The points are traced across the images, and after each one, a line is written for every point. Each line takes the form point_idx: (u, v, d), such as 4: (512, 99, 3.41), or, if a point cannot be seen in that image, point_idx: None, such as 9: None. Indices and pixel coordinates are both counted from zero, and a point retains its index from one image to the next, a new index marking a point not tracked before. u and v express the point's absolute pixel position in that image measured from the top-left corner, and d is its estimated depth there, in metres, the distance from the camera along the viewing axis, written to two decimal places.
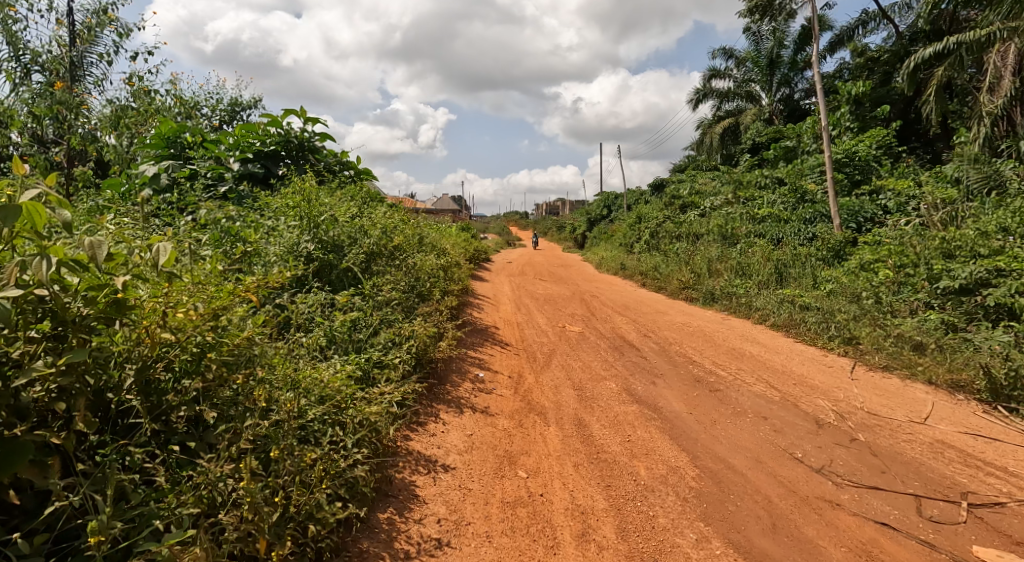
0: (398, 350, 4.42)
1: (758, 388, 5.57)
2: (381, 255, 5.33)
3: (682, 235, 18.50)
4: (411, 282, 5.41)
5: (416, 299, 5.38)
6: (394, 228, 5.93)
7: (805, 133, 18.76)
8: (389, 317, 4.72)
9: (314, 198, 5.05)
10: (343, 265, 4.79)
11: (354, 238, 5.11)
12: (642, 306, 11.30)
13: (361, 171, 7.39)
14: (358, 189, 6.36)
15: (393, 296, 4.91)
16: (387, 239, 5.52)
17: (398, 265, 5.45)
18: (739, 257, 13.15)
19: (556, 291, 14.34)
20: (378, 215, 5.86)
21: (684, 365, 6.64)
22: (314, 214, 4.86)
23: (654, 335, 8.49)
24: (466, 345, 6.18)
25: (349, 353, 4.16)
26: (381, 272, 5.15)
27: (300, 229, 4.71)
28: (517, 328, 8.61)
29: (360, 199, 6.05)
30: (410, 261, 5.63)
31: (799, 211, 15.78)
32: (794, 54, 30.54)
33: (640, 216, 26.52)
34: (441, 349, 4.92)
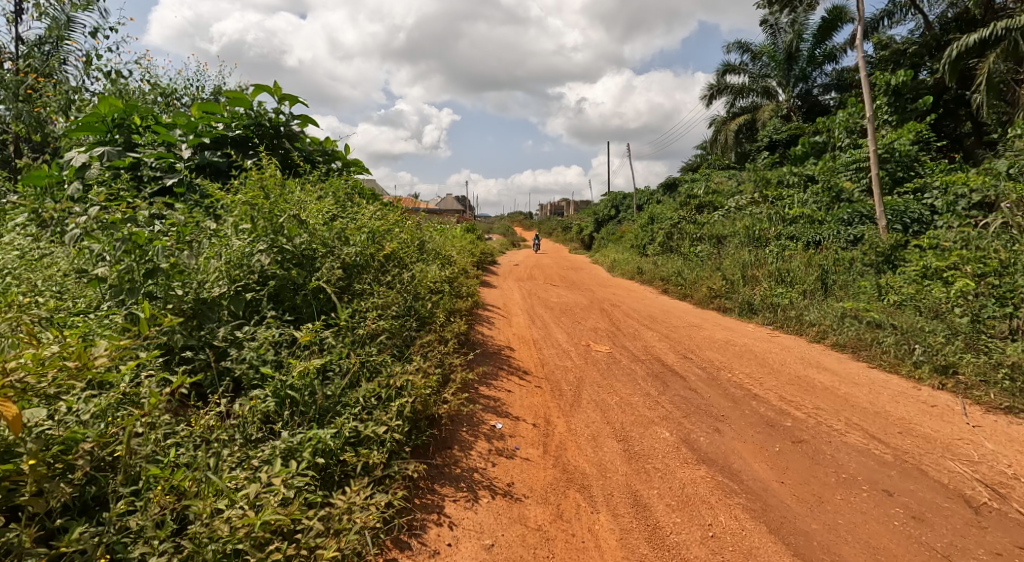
0: (384, 413, 3.26)
1: (852, 438, 4.35)
2: (366, 268, 4.13)
3: (704, 237, 17.23)
4: (408, 305, 4.22)
5: (414, 326, 4.20)
6: (388, 234, 4.74)
7: (836, 127, 17.46)
8: (374, 357, 3.54)
9: (272, 194, 3.84)
10: (311, 285, 3.59)
11: (328, 246, 3.93)
12: (671, 318, 10.10)
13: (352, 163, 6.19)
14: (345, 184, 5.16)
15: (382, 326, 3.75)
16: (374, 246, 4.32)
17: (391, 283, 4.27)
18: (775, 262, 11.90)
19: (572, 299, 13.08)
20: (369, 216, 4.66)
21: (744, 400, 5.40)
22: (270, 214, 3.65)
23: (695, 357, 7.26)
24: (476, 379, 4.96)
25: (309, 426, 3.05)
26: (366, 293, 3.96)
27: (251, 236, 3.51)
28: (535, 348, 7.37)
29: (344, 196, 4.87)
30: (406, 277, 4.44)
31: (835, 211, 14.51)
32: (814, 47, 29.17)
33: (654, 216, 25.22)
34: (446, 401, 3.70)
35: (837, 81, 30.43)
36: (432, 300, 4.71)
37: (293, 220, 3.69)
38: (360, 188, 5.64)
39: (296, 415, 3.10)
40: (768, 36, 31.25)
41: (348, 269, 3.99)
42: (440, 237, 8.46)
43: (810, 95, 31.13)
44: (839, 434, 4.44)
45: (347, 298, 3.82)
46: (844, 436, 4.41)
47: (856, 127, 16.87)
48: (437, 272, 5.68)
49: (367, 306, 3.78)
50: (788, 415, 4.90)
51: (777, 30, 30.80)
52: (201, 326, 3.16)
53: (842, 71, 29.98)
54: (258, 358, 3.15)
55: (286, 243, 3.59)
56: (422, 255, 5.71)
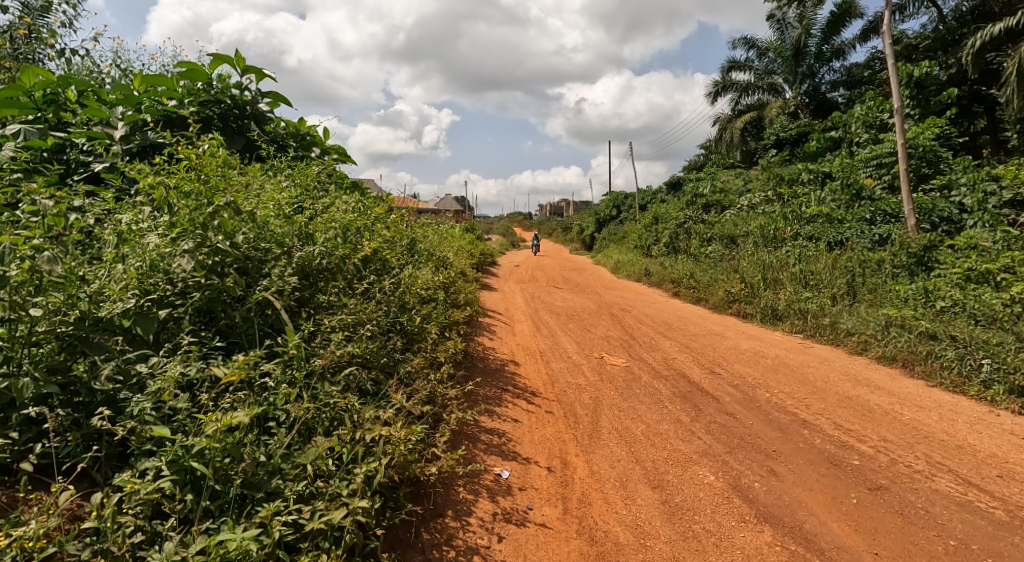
0: (343, 483, 2.55)
1: (941, 484, 3.52)
2: (328, 275, 3.38)
3: (714, 237, 16.42)
4: (384, 326, 3.47)
5: (395, 349, 3.42)
6: (368, 233, 3.94)
7: (853, 122, 16.63)
8: (335, 399, 2.81)
9: (210, 175, 3.01)
10: (254, 297, 2.82)
11: (277, 245, 3.16)
12: (688, 326, 9.30)
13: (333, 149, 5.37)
14: (317, 170, 4.34)
15: (346, 353, 3.00)
16: (345, 248, 3.54)
17: (364, 298, 3.50)
18: (797, 264, 11.09)
19: (578, 303, 12.27)
20: (345, 208, 3.83)
21: (793, 429, 4.52)
22: (198, 204, 2.83)
23: (722, 371, 6.44)
24: (473, 406, 4.18)
25: (224, 524, 2.31)
26: (330, 312, 3.20)
27: (171, 233, 2.72)
28: (543, 361, 6.57)
29: (316, 183, 4.09)
30: (384, 289, 3.68)
31: (855, 209, 13.71)
32: (822, 42, 28.36)
33: (659, 215, 24.41)
34: (438, 456, 2.97)
35: (847, 77, 29.58)
36: (420, 316, 3.92)
37: (228, 211, 2.86)
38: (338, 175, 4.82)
39: (211, 499, 2.36)
40: (775, 31, 30.46)
41: (304, 280, 3.23)
42: (435, 238, 7.63)
43: (818, 92, 30.20)
44: (923, 478, 3.60)
45: (300, 320, 3.05)
46: (931, 480, 3.57)
47: (875, 122, 16.03)
48: (430, 277, 4.86)
49: (329, 328, 3.04)
50: (851, 451, 4.05)
51: (784, 26, 30.01)
52: (71, 363, 2.40)
53: (852, 66, 29.14)
54: (164, 419, 2.43)
55: (220, 242, 2.77)
56: (410, 256, 4.87)
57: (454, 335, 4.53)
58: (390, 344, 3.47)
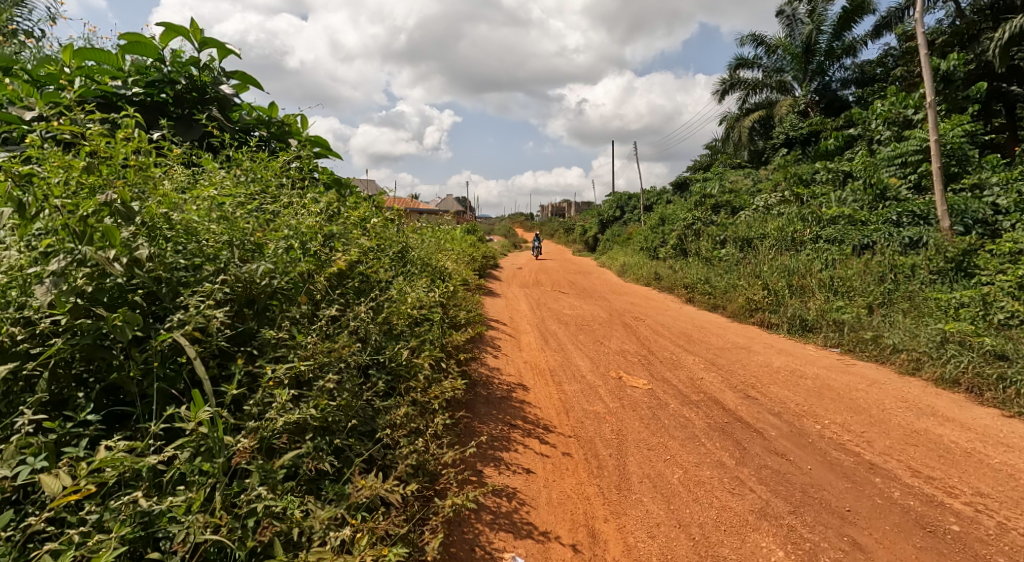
0: None
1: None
2: (279, 303, 2.67)
3: (727, 240, 15.63)
4: (351, 372, 2.76)
5: (374, 407, 2.78)
6: (342, 244, 3.19)
7: (873, 119, 15.82)
8: (266, 503, 2.14)
9: (106, 164, 2.31)
10: (160, 336, 2.12)
11: (206, 258, 2.45)
12: (709, 338, 8.57)
13: (315, 139, 4.64)
14: (286, 163, 3.59)
15: (287, 427, 2.33)
16: (304, 263, 2.79)
17: (331, 333, 2.77)
18: (822, 269, 10.32)
19: (587, 310, 11.52)
20: (312, 211, 3.07)
21: (862, 476, 3.77)
22: (75, 204, 2.14)
23: (757, 395, 5.69)
24: (476, 460, 3.47)
25: None
26: (280, 357, 2.50)
27: (40, 246, 2.09)
28: (553, 384, 5.85)
29: (281, 176, 3.35)
30: (357, 319, 2.95)
31: (879, 211, 12.91)
32: (833, 39, 27.58)
33: (667, 216, 23.61)
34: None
35: (858, 75, 28.60)
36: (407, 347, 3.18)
37: (115, 215, 2.20)
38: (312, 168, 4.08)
39: None
40: (784, 28, 29.61)
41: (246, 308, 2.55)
42: (431, 242, 6.89)
43: (828, 90, 29.10)
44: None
45: (225, 378, 2.39)
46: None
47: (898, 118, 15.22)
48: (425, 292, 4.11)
49: (272, 381, 2.35)
50: (946, 510, 3.33)
51: (794, 22, 29.19)
52: None
53: (863, 64, 28.18)
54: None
55: (102, 258, 2.07)
56: (398, 268, 4.11)
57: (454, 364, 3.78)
58: (366, 394, 2.80)
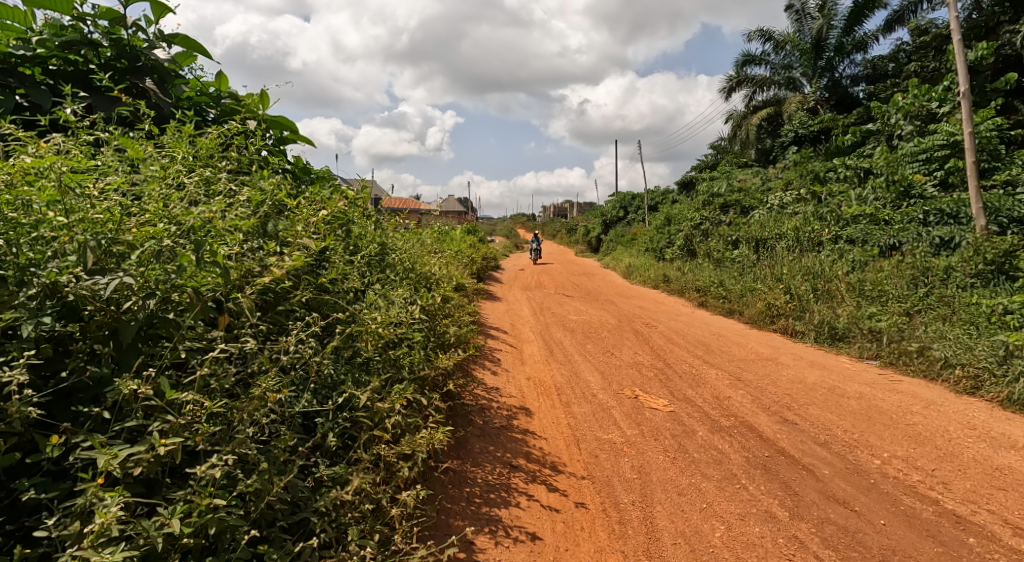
0: None
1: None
2: (169, 332, 1.98)
3: (740, 241, 14.86)
4: (274, 438, 2.12)
5: (318, 477, 2.19)
6: (286, 246, 2.48)
7: (893, 113, 15.03)
8: None
9: None
10: None
11: (27, 265, 1.82)
12: (729, 347, 7.85)
13: (277, 121, 3.91)
14: (221, 137, 2.87)
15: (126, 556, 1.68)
16: (215, 271, 2.08)
17: (256, 374, 2.15)
18: (847, 272, 9.55)
19: (594, 315, 10.79)
20: (239, 203, 2.37)
21: (951, 536, 3.06)
22: None
23: (796, 419, 4.94)
24: (465, 525, 2.81)
25: None
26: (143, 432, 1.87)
27: None
28: (561, 405, 5.15)
29: (210, 156, 2.65)
30: (298, 349, 2.26)
31: (903, 209, 12.12)
32: (843, 35, 26.78)
33: (674, 216, 22.82)
34: None
35: (869, 71, 27.73)
36: (368, 392, 2.49)
37: None
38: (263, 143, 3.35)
39: None
40: (793, 23, 28.78)
41: (107, 341, 1.89)
42: (420, 245, 6.18)
43: (839, 87, 28.25)
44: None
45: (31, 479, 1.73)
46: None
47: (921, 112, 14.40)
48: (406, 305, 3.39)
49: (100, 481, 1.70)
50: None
51: (803, 17, 28.38)
52: None
53: (874, 61, 27.30)
54: None
55: None
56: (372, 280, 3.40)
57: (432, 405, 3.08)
58: (306, 460, 2.20)
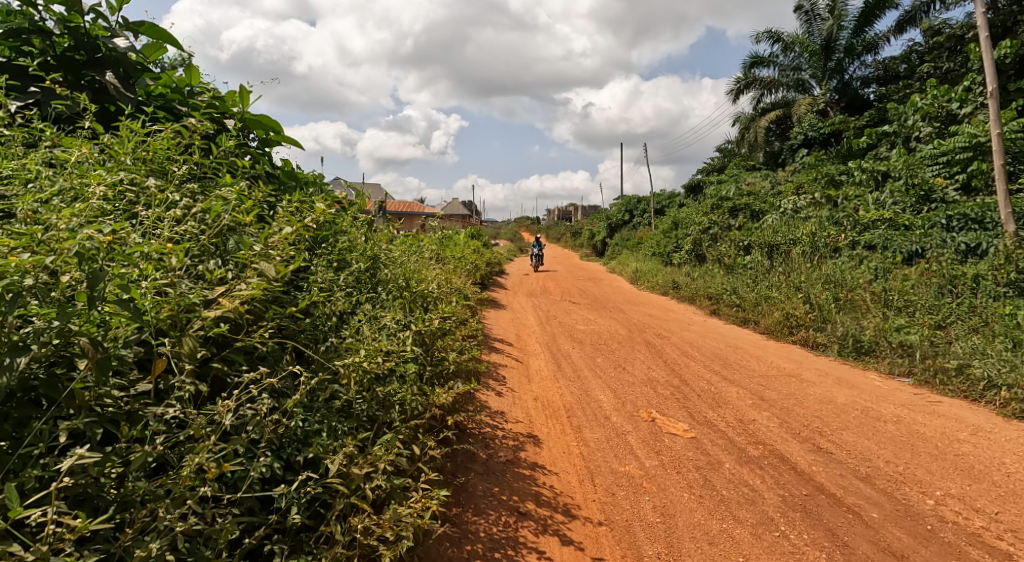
0: None
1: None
2: (58, 396, 1.62)
3: (752, 246, 14.42)
4: (216, 533, 1.75)
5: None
6: (235, 276, 2.09)
7: (910, 115, 14.54)
8: None
9: None
10: None
11: None
12: (747, 361, 7.41)
13: (261, 121, 3.53)
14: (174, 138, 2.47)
15: None
16: (127, 314, 1.73)
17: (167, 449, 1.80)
18: (869, 281, 9.09)
19: (602, 325, 10.37)
20: (164, 219, 1.99)
21: None
22: None
23: (830, 447, 4.51)
24: None
25: None
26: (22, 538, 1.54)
27: None
28: (571, 430, 4.72)
29: (159, 162, 2.28)
30: (247, 407, 1.87)
31: (924, 214, 11.64)
32: (853, 36, 26.29)
33: (682, 220, 22.34)
34: None
35: (881, 72, 27.19)
36: (346, 447, 2.08)
37: None
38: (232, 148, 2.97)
39: None
40: (802, 24, 28.26)
41: None
42: (418, 256, 5.77)
43: (849, 89, 27.74)
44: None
45: None
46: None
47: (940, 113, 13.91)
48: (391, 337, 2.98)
49: None
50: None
51: (812, 18, 27.88)
52: None
53: (886, 62, 26.78)
54: None
55: None
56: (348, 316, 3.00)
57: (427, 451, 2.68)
58: (260, 543, 1.85)
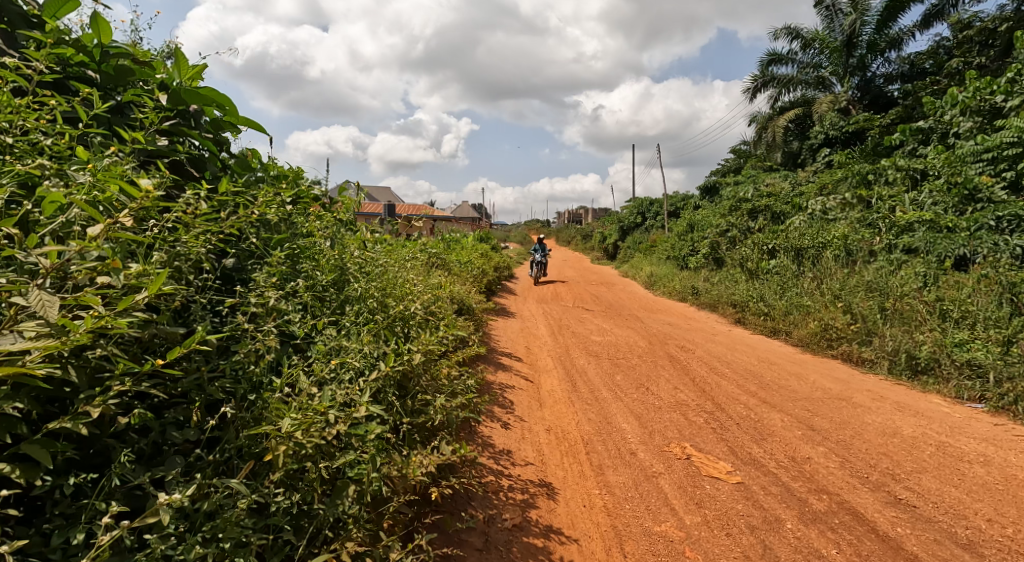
0: None
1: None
2: None
3: (776, 250, 13.55)
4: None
5: None
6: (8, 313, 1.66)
7: (949, 109, 13.53)
8: None
9: None
10: None
11: None
12: (786, 380, 6.61)
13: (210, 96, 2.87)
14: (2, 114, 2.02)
15: None
16: None
17: None
18: (917, 288, 8.19)
19: (618, 334, 9.58)
20: None
21: None
22: None
23: (912, 494, 3.73)
24: None
25: None
26: None
27: None
28: (592, 473, 3.96)
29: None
30: None
31: (968, 214, 10.68)
32: (877, 31, 25.21)
33: (699, 221, 21.43)
34: None
35: (907, 68, 25.99)
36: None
37: None
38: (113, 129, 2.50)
39: None
40: (823, 19, 27.10)
41: None
42: (409, 265, 5.12)
43: (873, 85, 26.61)
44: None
45: None
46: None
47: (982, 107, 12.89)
48: (351, 382, 2.40)
49: None
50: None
51: (834, 13, 26.82)
52: None
53: (912, 57, 25.60)
54: None
55: None
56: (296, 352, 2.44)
57: (392, 548, 2.15)
58: None
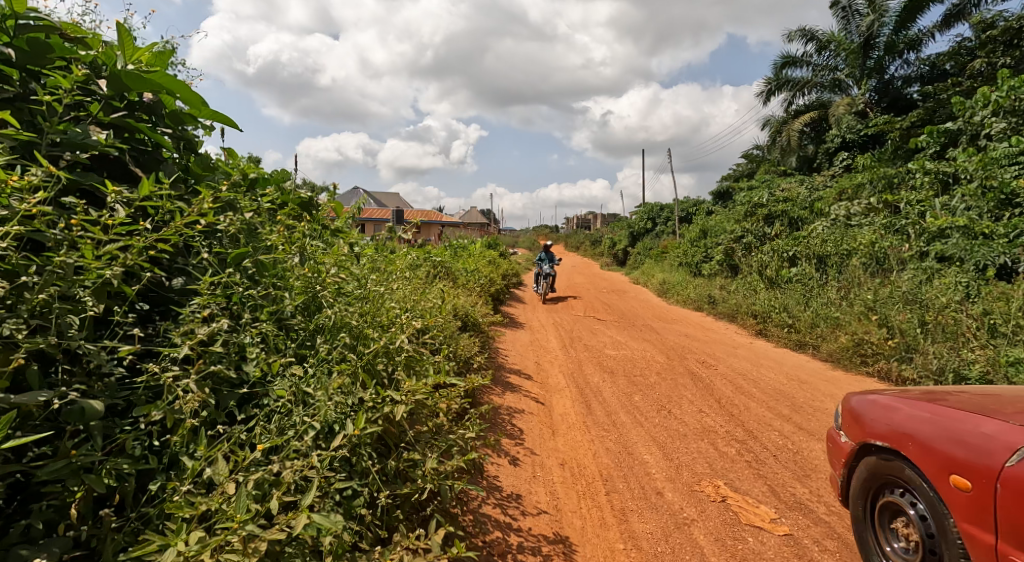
0: None
1: (845, 420, 3.41)
2: None
3: (797, 258, 12.95)
4: None
5: None
6: None
7: (979, 110, 12.86)
8: None
9: None
10: None
11: None
12: (821, 402, 6.06)
13: (162, 82, 2.47)
14: None
15: None
16: None
17: None
18: (958, 301, 7.57)
19: (634, 347, 9.03)
20: None
21: None
22: None
23: None
24: None
25: None
26: None
27: None
28: (614, 520, 3.47)
29: None
30: None
31: (1005, 220, 10.03)
32: (896, 31, 24.50)
33: (712, 227, 20.83)
34: None
35: (926, 70, 25.24)
36: None
37: None
38: (28, 119, 2.18)
39: None
40: (839, 21, 26.49)
41: None
42: (405, 280, 4.70)
43: (891, 87, 25.87)
44: (870, 443, 3.15)
45: None
46: (878, 445, 3.11)
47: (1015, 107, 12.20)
48: (305, 454, 2.19)
49: None
50: (841, 452, 3.35)
51: (850, 14, 26.19)
52: None
53: (931, 59, 24.91)
54: None
55: None
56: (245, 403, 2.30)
57: None
58: None
